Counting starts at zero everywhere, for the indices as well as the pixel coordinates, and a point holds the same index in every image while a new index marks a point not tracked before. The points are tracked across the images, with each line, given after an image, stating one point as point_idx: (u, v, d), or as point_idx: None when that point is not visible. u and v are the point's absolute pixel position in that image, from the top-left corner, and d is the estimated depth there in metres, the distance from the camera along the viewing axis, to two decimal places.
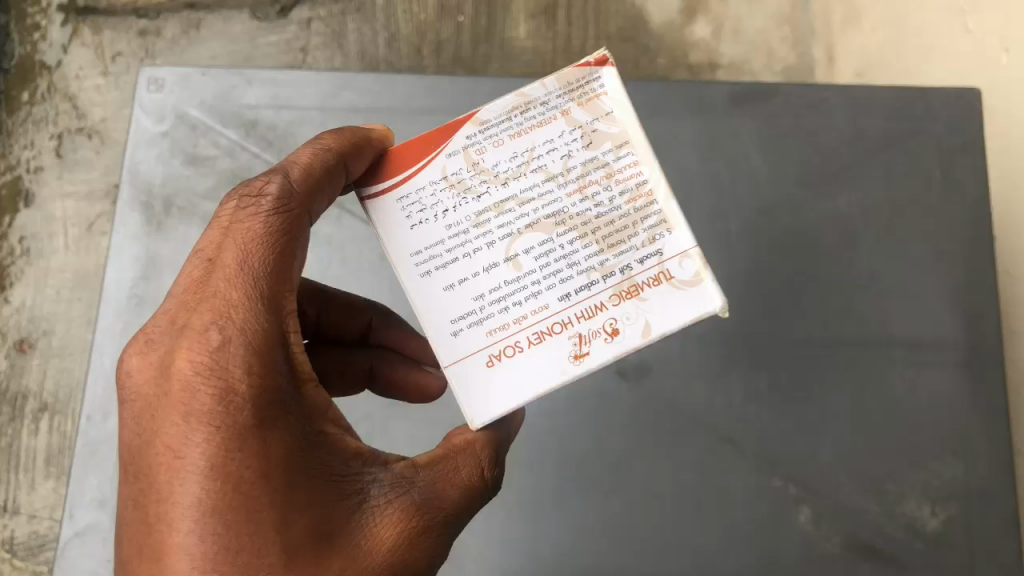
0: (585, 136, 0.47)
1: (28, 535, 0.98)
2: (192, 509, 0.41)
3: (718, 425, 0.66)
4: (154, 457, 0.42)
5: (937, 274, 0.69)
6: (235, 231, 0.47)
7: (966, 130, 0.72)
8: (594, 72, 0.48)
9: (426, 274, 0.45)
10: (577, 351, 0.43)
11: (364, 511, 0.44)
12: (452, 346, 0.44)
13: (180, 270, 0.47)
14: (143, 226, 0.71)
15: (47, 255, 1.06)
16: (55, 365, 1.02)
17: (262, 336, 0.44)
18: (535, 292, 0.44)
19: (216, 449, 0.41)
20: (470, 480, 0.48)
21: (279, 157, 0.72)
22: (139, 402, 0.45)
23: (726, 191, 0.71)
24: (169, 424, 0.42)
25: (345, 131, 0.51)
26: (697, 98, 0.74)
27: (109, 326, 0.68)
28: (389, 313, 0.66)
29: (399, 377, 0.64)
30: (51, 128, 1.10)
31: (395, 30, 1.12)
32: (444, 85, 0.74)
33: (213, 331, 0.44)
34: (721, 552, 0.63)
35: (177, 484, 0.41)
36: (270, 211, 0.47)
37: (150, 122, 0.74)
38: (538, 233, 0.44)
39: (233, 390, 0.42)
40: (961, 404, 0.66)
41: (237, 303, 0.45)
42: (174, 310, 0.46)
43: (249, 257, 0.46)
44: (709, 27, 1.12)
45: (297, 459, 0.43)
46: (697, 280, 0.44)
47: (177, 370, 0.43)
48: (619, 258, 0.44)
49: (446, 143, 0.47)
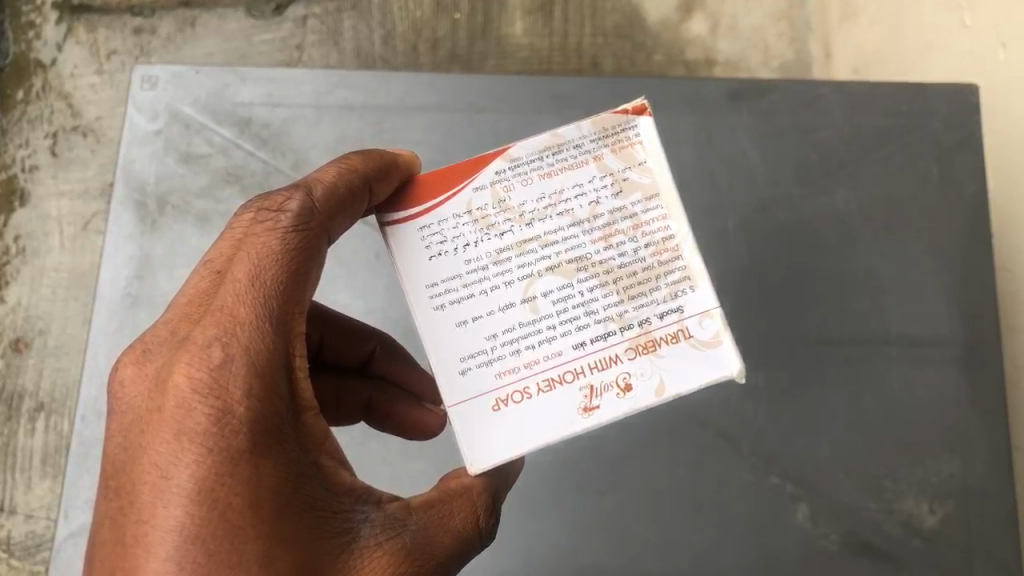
0: (615, 184, 0.47)
1: (25, 535, 0.97)
2: (173, 534, 0.40)
3: (716, 423, 0.66)
4: (139, 474, 0.42)
5: (935, 270, 0.69)
6: (248, 244, 0.46)
7: (964, 126, 0.71)
8: (630, 121, 0.49)
9: (440, 308, 0.45)
10: (588, 404, 0.43)
11: (352, 553, 0.43)
12: (461, 384, 0.44)
13: (186, 282, 0.47)
14: (138, 225, 0.70)
15: (43, 254, 1.06)
16: (51, 364, 1.02)
17: (266, 359, 0.44)
18: (550, 337, 0.44)
19: (206, 472, 0.41)
20: (463, 527, 0.47)
21: (274, 155, 0.72)
22: (130, 414, 0.44)
23: (723, 188, 0.71)
24: (159, 441, 0.42)
25: (371, 154, 0.51)
26: (693, 95, 0.73)
27: (103, 326, 0.68)
28: (392, 345, 0.65)
29: (396, 410, 0.64)
30: (46, 126, 1.10)
31: (391, 27, 1.11)
32: (439, 84, 0.73)
33: (215, 348, 0.43)
34: (719, 550, 0.63)
35: (161, 505, 0.41)
36: (288, 228, 0.47)
37: (144, 121, 0.73)
38: (559, 277, 0.45)
39: (230, 411, 0.42)
40: (960, 402, 0.66)
41: (243, 320, 0.44)
42: (177, 323, 0.46)
43: (261, 274, 0.45)
44: (706, 23, 1.12)
45: (290, 491, 0.42)
46: (716, 341, 0.44)
47: (173, 386, 0.43)
48: (638, 311, 0.44)
49: (473, 177, 0.47)
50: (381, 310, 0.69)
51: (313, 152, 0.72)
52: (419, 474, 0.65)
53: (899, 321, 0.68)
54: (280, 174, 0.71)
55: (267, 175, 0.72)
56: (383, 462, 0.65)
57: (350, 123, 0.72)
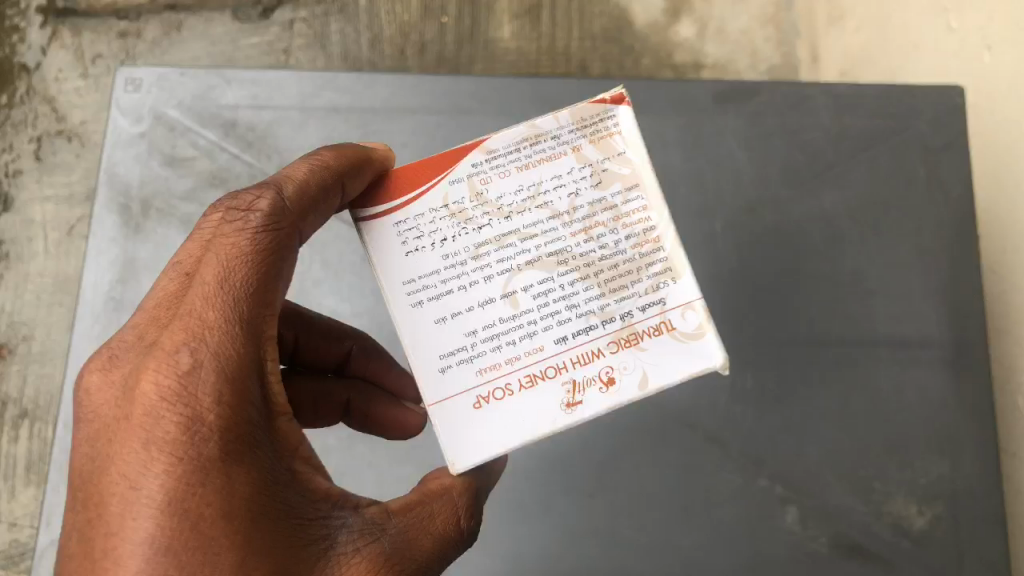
0: (595, 175, 0.47)
1: (8, 544, 0.96)
2: (142, 546, 0.39)
3: (705, 425, 0.65)
4: (107, 485, 0.41)
5: (923, 272, 0.69)
6: (217, 246, 0.46)
7: (949, 128, 0.71)
8: (608, 110, 0.48)
9: (417, 304, 0.44)
10: (570, 400, 0.43)
11: (329, 558, 0.43)
12: (440, 382, 0.43)
13: (156, 285, 0.46)
14: (121, 228, 0.69)
15: (26, 259, 1.05)
16: (35, 371, 1.01)
17: (236, 362, 0.43)
18: (531, 332, 0.44)
19: (177, 482, 0.40)
20: (445, 530, 0.47)
21: (259, 158, 0.71)
22: (97, 423, 0.44)
23: (710, 190, 0.71)
24: (127, 451, 0.41)
25: (343, 150, 0.50)
26: (680, 97, 0.73)
27: (86, 330, 0.66)
28: (370, 343, 0.65)
29: (374, 411, 0.63)
30: (30, 130, 1.09)
31: (378, 31, 1.11)
32: (426, 85, 0.73)
33: (183, 354, 0.42)
34: (709, 552, 0.63)
35: (130, 517, 0.40)
36: (259, 227, 0.46)
37: (128, 124, 0.72)
38: (539, 271, 0.44)
39: (198, 418, 0.41)
40: (948, 402, 0.66)
41: (212, 324, 0.43)
42: (144, 327, 0.45)
43: (230, 277, 0.45)
44: (694, 27, 1.12)
45: (263, 497, 0.42)
46: (699, 333, 0.44)
47: (141, 393, 0.42)
48: (620, 304, 0.44)
49: (450, 170, 0.47)
50: (367, 313, 0.68)
51: (298, 154, 0.71)
52: (406, 478, 0.64)
53: (887, 322, 0.68)
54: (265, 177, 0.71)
55: (252, 178, 0.71)
56: (369, 467, 0.65)
57: (336, 125, 0.72)
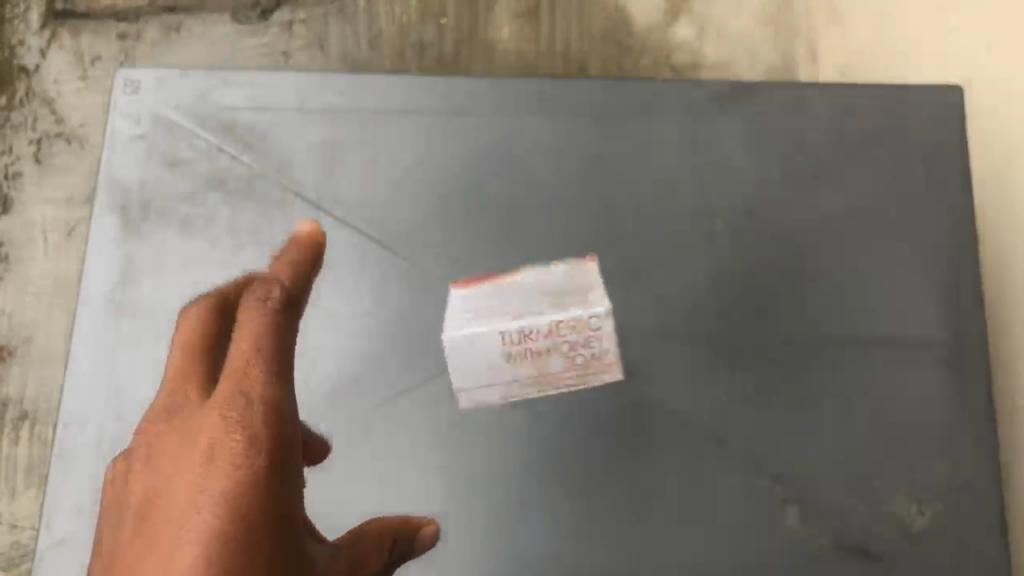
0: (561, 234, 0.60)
1: (10, 545, 0.97)
2: (210, 542, 0.40)
3: (706, 425, 0.65)
4: (173, 502, 0.42)
5: (922, 273, 0.69)
6: (255, 309, 0.47)
7: (949, 128, 0.72)
8: None
9: None
10: None
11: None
12: None
13: (183, 355, 0.49)
14: (121, 231, 0.69)
15: (26, 261, 1.06)
16: (36, 374, 1.02)
17: (284, 400, 0.44)
18: None
19: (238, 487, 0.41)
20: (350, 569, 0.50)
21: (259, 160, 0.70)
22: (156, 457, 0.45)
23: (710, 191, 0.70)
24: (190, 467, 0.42)
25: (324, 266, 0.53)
26: (681, 98, 0.72)
27: (86, 332, 0.66)
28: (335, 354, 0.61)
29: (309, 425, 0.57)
30: (29, 132, 1.09)
31: (377, 32, 1.11)
32: (424, 87, 0.72)
33: (241, 394, 0.44)
34: (709, 552, 0.63)
35: (194, 517, 0.41)
36: (287, 299, 0.48)
37: (126, 126, 0.71)
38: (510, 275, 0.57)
39: (256, 436, 0.43)
40: (947, 403, 0.67)
41: (264, 364, 0.45)
42: (189, 387, 0.48)
43: (275, 330, 0.47)
44: (692, 27, 1.12)
45: (292, 524, 0.43)
46: None
47: (206, 421, 0.43)
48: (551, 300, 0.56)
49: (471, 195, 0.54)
50: (368, 314, 0.67)
51: (298, 156, 0.70)
52: (405, 478, 0.64)
53: (887, 321, 0.68)
54: (265, 180, 0.70)
55: (252, 180, 0.70)
56: (371, 466, 0.64)
57: (336, 126, 0.71)
